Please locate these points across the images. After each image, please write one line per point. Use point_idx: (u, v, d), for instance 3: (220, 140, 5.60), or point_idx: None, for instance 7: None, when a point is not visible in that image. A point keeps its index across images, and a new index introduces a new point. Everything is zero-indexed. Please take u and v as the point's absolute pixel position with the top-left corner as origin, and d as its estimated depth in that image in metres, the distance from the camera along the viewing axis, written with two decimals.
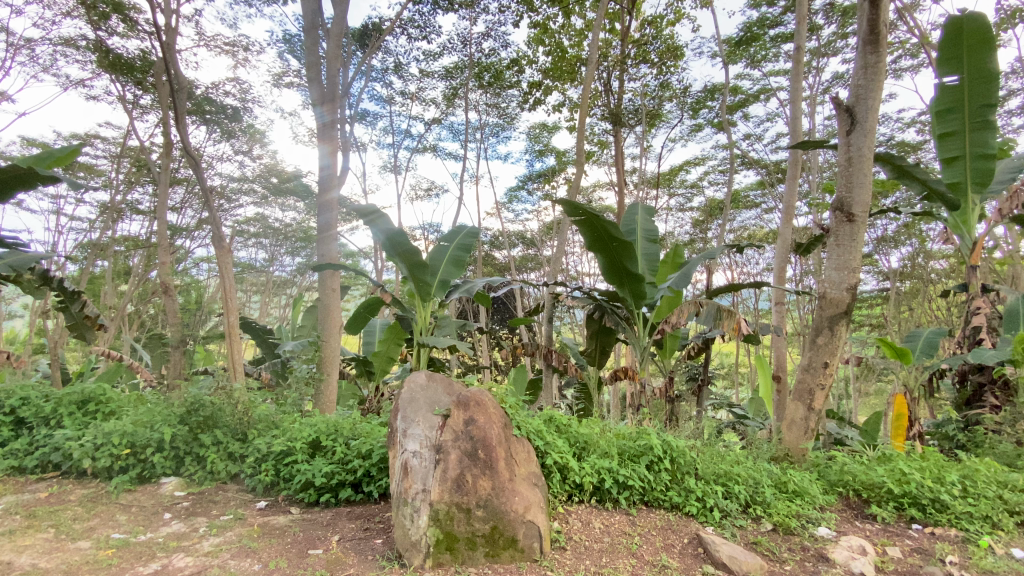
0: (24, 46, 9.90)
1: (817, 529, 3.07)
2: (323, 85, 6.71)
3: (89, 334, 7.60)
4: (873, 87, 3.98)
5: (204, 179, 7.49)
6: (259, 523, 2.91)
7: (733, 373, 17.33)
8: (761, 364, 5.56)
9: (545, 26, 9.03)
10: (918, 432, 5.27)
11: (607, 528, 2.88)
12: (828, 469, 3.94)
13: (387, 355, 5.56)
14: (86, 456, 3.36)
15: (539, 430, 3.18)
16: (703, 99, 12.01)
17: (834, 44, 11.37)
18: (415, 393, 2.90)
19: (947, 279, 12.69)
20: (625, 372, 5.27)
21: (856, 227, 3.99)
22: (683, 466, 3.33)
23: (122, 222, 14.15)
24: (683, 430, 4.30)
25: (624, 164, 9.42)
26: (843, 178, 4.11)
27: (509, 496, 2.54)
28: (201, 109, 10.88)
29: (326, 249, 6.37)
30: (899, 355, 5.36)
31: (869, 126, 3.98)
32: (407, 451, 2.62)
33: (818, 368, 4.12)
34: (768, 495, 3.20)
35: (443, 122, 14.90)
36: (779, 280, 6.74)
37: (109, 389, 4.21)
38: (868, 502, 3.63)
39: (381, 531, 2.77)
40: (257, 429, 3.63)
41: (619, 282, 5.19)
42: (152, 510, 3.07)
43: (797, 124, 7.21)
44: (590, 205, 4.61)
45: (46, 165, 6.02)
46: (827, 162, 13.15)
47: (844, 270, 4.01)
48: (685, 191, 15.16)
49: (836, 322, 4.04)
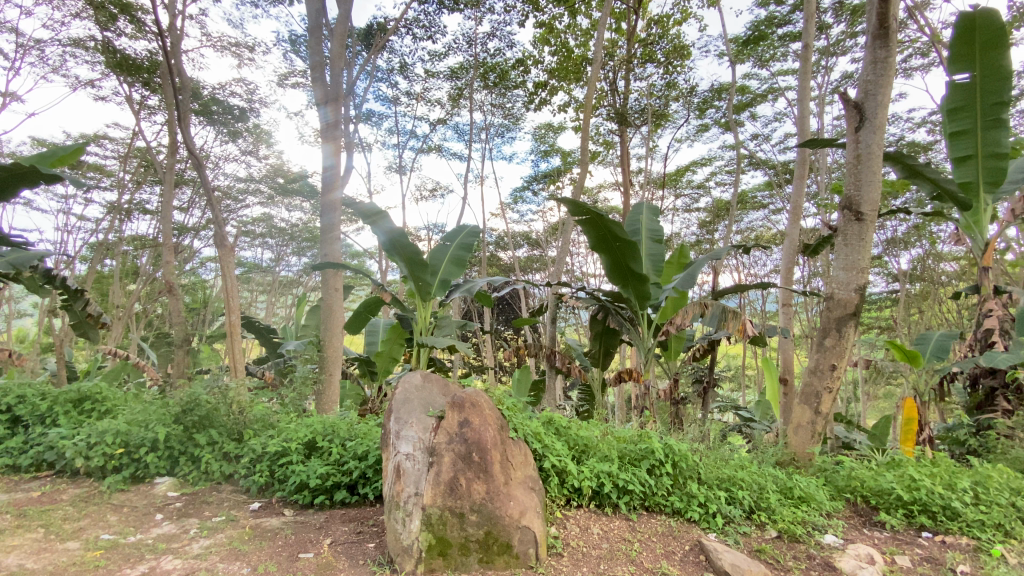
0: (33, 47, 9.97)
1: (824, 536, 2.98)
2: (327, 84, 6.64)
3: (94, 332, 7.62)
4: (884, 82, 3.87)
5: (208, 179, 7.48)
6: (251, 525, 2.86)
7: (739, 375, 17.18)
8: (769, 366, 5.44)
9: (551, 26, 8.98)
10: (928, 437, 5.12)
11: (606, 534, 2.81)
12: (835, 474, 3.84)
13: (389, 355, 5.51)
14: (79, 456, 3.33)
15: (538, 432, 3.11)
16: (710, 99, 11.89)
17: (844, 44, 11.23)
18: (409, 393, 2.84)
19: (958, 281, 12.49)
20: (629, 374, 5.16)
21: (865, 226, 3.89)
22: (685, 470, 3.24)
23: (130, 222, 14.25)
24: (687, 433, 4.23)
25: (629, 165, 9.32)
26: (851, 176, 4.00)
27: (504, 501, 2.47)
28: (208, 109, 10.91)
29: (328, 249, 6.32)
30: (909, 357, 5.24)
31: (879, 123, 3.88)
32: (400, 453, 2.57)
33: (826, 371, 4.01)
34: (772, 501, 3.12)
35: (449, 122, 14.88)
36: (786, 281, 6.61)
37: (106, 389, 4.17)
38: (876, 508, 3.54)
39: (374, 534, 2.72)
40: (252, 430, 3.59)
41: (622, 283, 5.09)
42: (144, 511, 3.02)
43: (805, 123, 7.12)
44: (593, 204, 4.55)
45: (49, 164, 6.09)
46: (837, 163, 12.99)
47: (852, 270, 3.90)
48: (692, 192, 15.04)
49: (844, 324, 3.94)
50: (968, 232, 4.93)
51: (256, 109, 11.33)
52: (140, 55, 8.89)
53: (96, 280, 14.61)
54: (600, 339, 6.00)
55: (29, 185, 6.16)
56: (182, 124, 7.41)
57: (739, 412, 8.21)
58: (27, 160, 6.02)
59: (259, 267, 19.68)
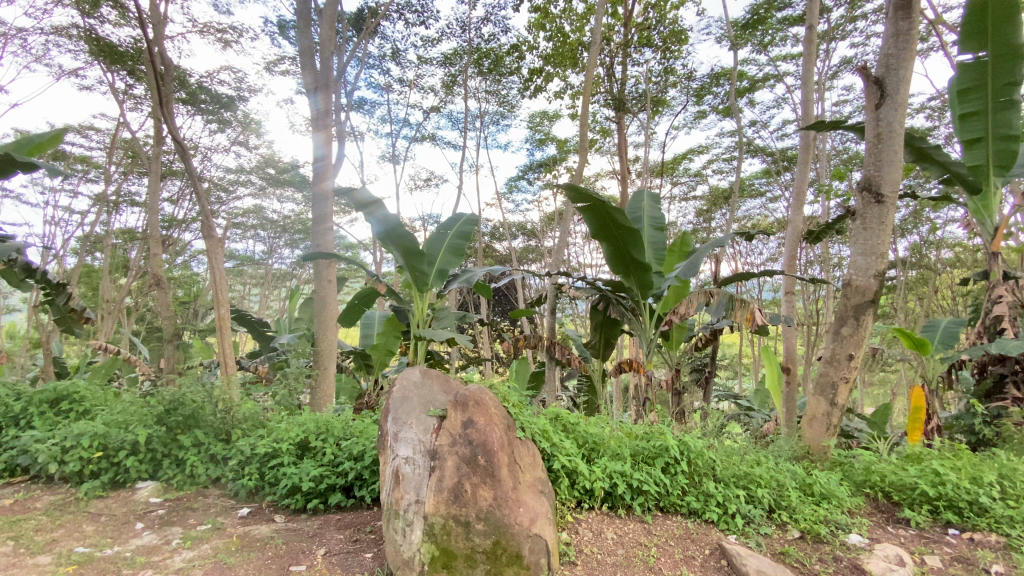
0: (13, 35, 9.57)
1: (848, 536, 2.82)
2: (317, 71, 6.34)
3: (81, 328, 7.37)
4: (905, 56, 3.66)
5: (195, 168, 7.18)
6: (239, 533, 2.67)
7: (735, 364, 17.12)
8: (773, 355, 5.23)
9: (545, 11, 8.68)
10: (936, 426, 4.95)
11: (621, 539, 2.63)
12: (853, 467, 3.68)
13: (386, 348, 5.30)
14: (53, 460, 3.11)
15: (545, 430, 2.92)
16: (708, 84, 11.62)
17: (845, 28, 11.00)
18: (408, 391, 2.66)
19: (955, 268, 12.41)
20: (630, 364, 4.92)
21: (885, 209, 3.70)
22: (700, 467, 3.06)
23: (118, 214, 13.92)
24: (696, 427, 4.04)
25: (627, 153, 9.06)
26: (871, 156, 3.80)
27: (513, 508, 2.27)
28: (195, 97, 10.54)
29: (320, 240, 6.07)
30: (918, 345, 4.98)
31: (900, 100, 3.67)
32: (398, 456, 2.40)
33: (842, 361, 3.83)
34: (794, 499, 2.95)
35: (442, 110, 14.55)
36: (790, 268, 6.40)
37: (84, 387, 3.94)
38: (898, 504, 3.39)
39: (371, 543, 2.53)
40: (241, 430, 3.40)
41: (624, 272, 4.88)
42: (123, 519, 2.82)
43: (810, 107, 6.91)
44: (594, 189, 4.33)
45: (26, 152, 5.80)
46: (836, 150, 12.79)
47: (871, 255, 3.72)
48: (688, 180, 14.81)
49: (862, 311, 3.75)
50: (977, 217, 4.74)
51: (246, 98, 11.00)
52: (124, 42, 8.54)
53: (84, 274, 14.29)
54: (601, 330, 5.82)
55: (7, 174, 5.86)
56: (167, 113, 7.11)
57: (738, 401, 8.08)
58: (2, 148, 5.71)
59: (251, 259, 19.37)
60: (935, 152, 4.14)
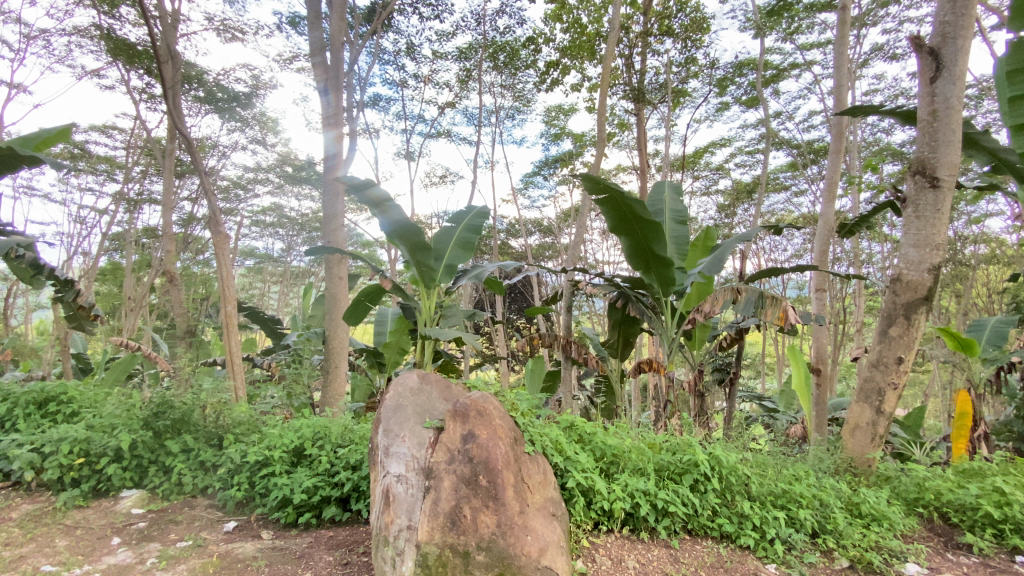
0: (36, 36, 9.64)
1: (904, 566, 2.47)
2: (327, 65, 6.10)
3: (95, 325, 7.30)
4: (964, 23, 3.27)
5: (205, 165, 7.04)
6: (220, 552, 2.43)
7: (758, 363, 16.57)
8: (798, 353, 4.75)
9: (561, 2, 8.33)
10: (982, 434, 4.39)
11: (643, 568, 2.34)
12: (903, 482, 3.30)
13: (398, 346, 5.13)
14: (29, 468, 2.92)
15: (558, 443, 2.65)
16: (731, 75, 11.11)
17: (877, 13, 10.40)
18: (403, 399, 2.40)
19: (991, 263, 11.74)
20: (648, 364, 4.55)
21: (940, 195, 3.32)
22: (733, 484, 2.73)
23: (138, 213, 13.99)
24: (725, 434, 3.69)
25: (648, 146, 8.65)
26: (926, 135, 3.41)
27: (519, 536, 1.99)
28: (211, 96, 10.45)
29: (332, 237, 5.86)
30: (964, 346, 4.47)
31: (959, 72, 3.28)
32: (389, 474, 2.14)
33: (890, 365, 3.44)
34: (840, 522, 2.62)
35: (457, 106, 14.29)
36: (819, 264, 5.94)
37: (74, 388, 3.78)
38: (957, 527, 3.01)
39: (362, 567, 2.28)
40: (234, 435, 3.16)
41: (644, 267, 4.53)
42: (99, 534, 2.61)
43: (844, 94, 6.45)
44: (612, 178, 3.98)
45: (33, 147, 5.69)
46: (866, 142, 12.17)
47: (926, 247, 3.34)
48: (709, 174, 14.29)
49: (914, 309, 3.37)
50: None
51: (260, 95, 10.91)
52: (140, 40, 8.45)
53: (106, 272, 14.37)
54: (619, 328, 5.49)
55: (15, 172, 5.77)
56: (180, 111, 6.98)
57: (762, 402, 7.67)
58: (9, 144, 5.61)
59: (270, 257, 19.46)
60: (985, 137, 3.68)
